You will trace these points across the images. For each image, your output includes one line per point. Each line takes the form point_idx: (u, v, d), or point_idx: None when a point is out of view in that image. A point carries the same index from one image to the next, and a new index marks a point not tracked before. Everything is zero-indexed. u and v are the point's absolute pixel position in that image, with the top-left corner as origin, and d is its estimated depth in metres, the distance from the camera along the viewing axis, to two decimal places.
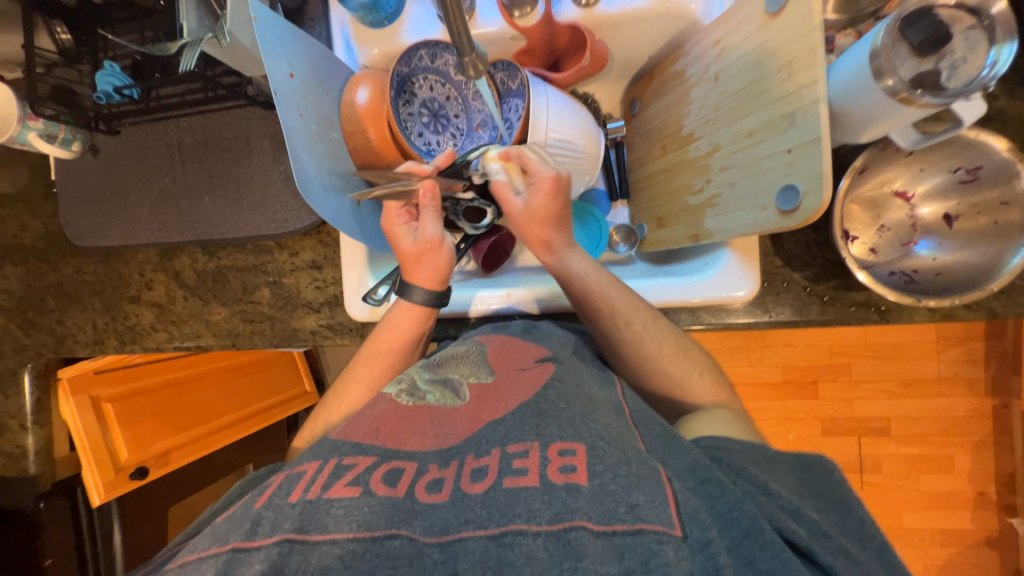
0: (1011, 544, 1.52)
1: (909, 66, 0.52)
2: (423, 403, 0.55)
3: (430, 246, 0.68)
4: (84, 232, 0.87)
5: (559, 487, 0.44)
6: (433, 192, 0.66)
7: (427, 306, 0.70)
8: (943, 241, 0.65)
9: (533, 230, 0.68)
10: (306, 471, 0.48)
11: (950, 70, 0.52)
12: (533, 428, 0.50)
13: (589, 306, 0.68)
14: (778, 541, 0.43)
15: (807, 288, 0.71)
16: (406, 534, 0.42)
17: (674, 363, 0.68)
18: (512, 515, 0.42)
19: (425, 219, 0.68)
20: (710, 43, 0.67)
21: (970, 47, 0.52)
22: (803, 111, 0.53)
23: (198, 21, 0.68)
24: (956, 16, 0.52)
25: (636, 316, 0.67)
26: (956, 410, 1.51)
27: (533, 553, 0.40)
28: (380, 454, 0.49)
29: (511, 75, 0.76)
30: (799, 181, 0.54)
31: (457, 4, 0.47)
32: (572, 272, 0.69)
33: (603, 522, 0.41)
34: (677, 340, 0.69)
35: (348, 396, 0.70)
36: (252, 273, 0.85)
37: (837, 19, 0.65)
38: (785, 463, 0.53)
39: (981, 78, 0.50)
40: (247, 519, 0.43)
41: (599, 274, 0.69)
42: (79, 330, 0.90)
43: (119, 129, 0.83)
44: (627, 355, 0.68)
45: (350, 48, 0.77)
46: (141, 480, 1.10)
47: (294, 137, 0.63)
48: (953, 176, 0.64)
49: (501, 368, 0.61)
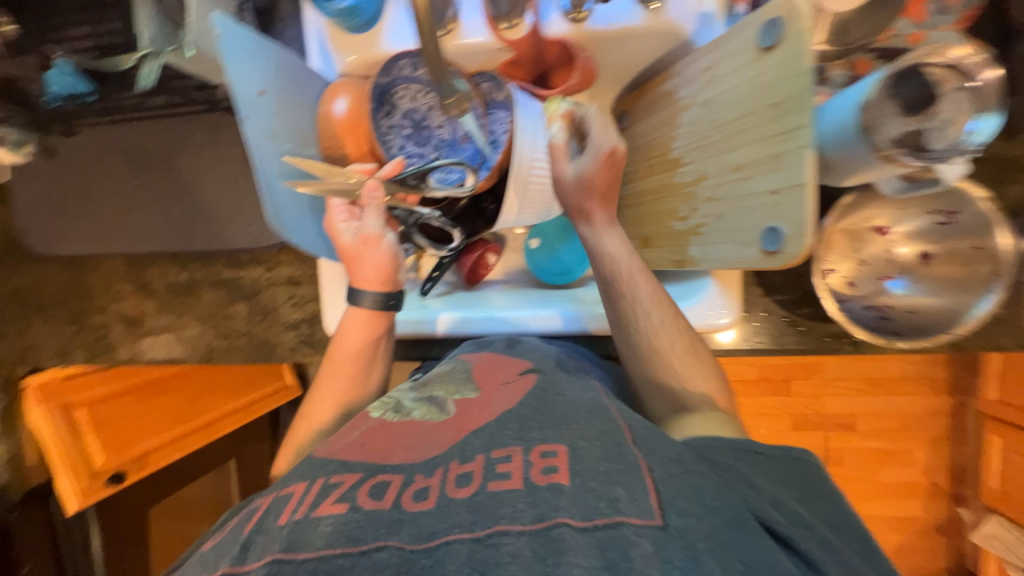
0: (956, 530, 1.64)
1: (897, 124, 0.50)
2: (408, 419, 0.56)
3: (370, 242, 0.64)
4: (46, 239, 0.82)
5: (542, 489, 0.42)
6: (379, 191, 0.63)
7: (378, 310, 0.65)
8: (917, 281, 0.66)
9: (577, 200, 0.64)
10: (294, 492, 0.47)
11: (936, 132, 0.51)
12: (516, 432, 0.48)
13: (611, 292, 0.64)
14: (757, 528, 0.41)
15: (785, 318, 0.72)
16: (394, 544, 0.40)
17: (686, 363, 0.61)
18: (496, 517, 0.40)
19: (370, 218, 0.63)
20: (703, 67, 0.65)
21: (958, 107, 0.51)
22: (790, 155, 0.52)
23: (159, 29, 0.62)
24: (946, 75, 0.50)
25: (659, 309, 0.62)
26: (918, 406, 1.59)
27: (518, 552, 0.38)
28: (366, 469, 0.48)
29: (497, 85, 0.74)
30: (783, 224, 0.54)
31: (438, 57, 0.48)
32: (605, 254, 0.64)
33: (586, 517, 0.40)
34: (690, 341, 0.63)
35: (316, 418, 0.64)
36: (227, 287, 0.82)
37: (829, 49, 0.64)
38: (769, 457, 0.51)
39: (961, 145, 0.51)
40: (238, 543, 0.44)
41: (631, 259, 0.63)
42: (44, 341, 0.87)
43: (76, 129, 0.78)
44: (643, 350, 0.62)
45: (326, 55, 0.73)
46: (120, 485, 1.06)
47: (264, 164, 0.58)
48: (931, 219, 0.64)
49: (485, 384, 0.61)
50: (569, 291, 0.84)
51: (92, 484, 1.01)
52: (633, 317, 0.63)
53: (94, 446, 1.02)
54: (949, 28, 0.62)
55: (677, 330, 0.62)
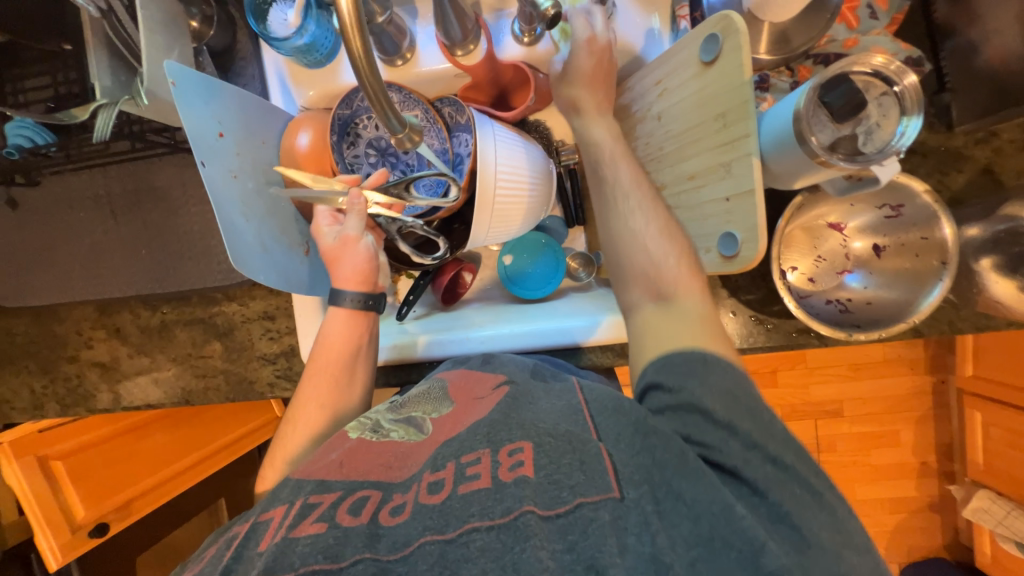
0: (949, 506, 1.67)
1: (829, 132, 0.55)
2: (387, 440, 0.54)
3: (348, 244, 0.64)
4: (11, 292, 0.81)
5: (509, 484, 0.44)
6: (360, 199, 0.62)
7: (358, 309, 0.66)
8: (872, 274, 0.69)
9: (564, 91, 0.67)
10: (274, 517, 0.46)
11: (866, 135, 0.55)
12: (485, 436, 0.50)
13: (595, 175, 0.65)
14: (704, 468, 0.43)
15: (753, 317, 0.74)
16: (370, 556, 0.41)
17: (661, 242, 0.59)
18: (466, 516, 0.43)
19: (351, 221, 0.63)
20: (653, 82, 0.67)
21: (885, 112, 0.54)
22: (738, 162, 0.54)
23: (113, 77, 0.62)
24: (870, 81, 0.54)
25: (638, 189, 0.62)
26: (901, 388, 1.62)
27: (486, 546, 0.41)
28: (344, 487, 0.47)
29: (458, 109, 0.75)
30: (737, 229, 0.56)
31: (383, 92, 0.41)
32: (590, 138, 0.65)
33: (548, 506, 0.43)
34: (673, 228, 0.60)
35: (300, 421, 0.64)
36: (201, 326, 0.82)
37: (771, 59, 0.66)
38: (723, 372, 0.50)
39: (891, 146, 0.51)
40: (217, 572, 0.42)
41: (615, 143, 0.64)
42: (15, 395, 0.85)
43: (40, 179, 0.77)
44: (621, 239, 0.61)
45: (288, 92, 0.74)
46: (102, 536, 1.04)
47: (226, 204, 0.58)
48: (880, 212, 0.67)
49: (461, 399, 0.60)
50: (547, 304, 0.85)
51: (73, 538, 1.00)
52: (614, 197, 0.62)
53: (75, 498, 1.00)
54: (881, 31, 0.65)
55: (656, 213, 0.60)
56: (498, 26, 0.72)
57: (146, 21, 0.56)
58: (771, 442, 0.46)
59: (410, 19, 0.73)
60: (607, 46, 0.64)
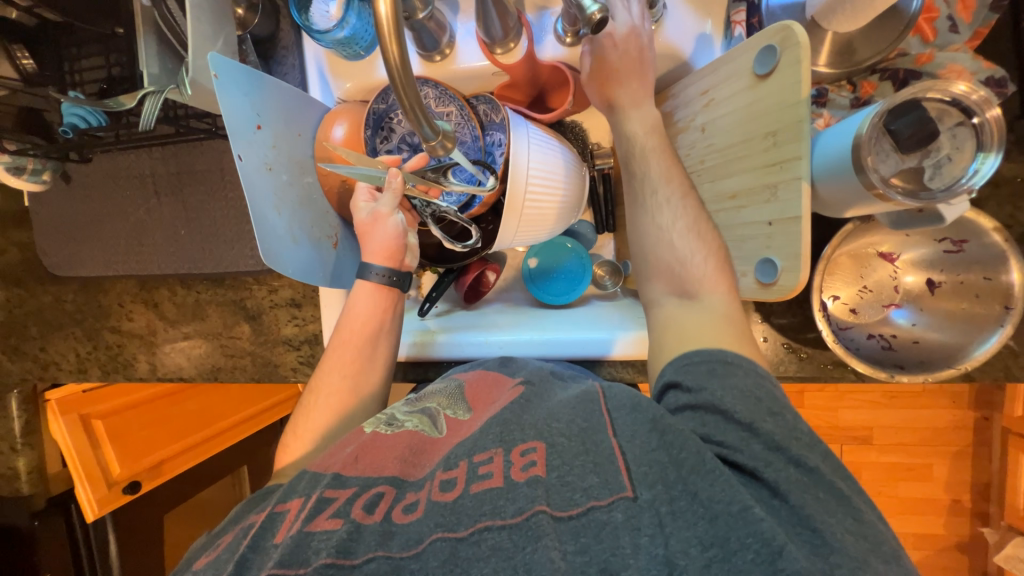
0: (980, 548, 1.58)
1: (891, 162, 0.51)
2: (401, 430, 0.55)
3: (380, 219, 0.64)
4: (62, 262, 0.86)
5: (522, 484, 0.43)
6: (397, 179, 0.62)
7: (386, 283, 0.66)
8: (922, 311, 0.64)
9: (595, 88, 0.64)
10: (289, 509, 0.46)
11: (935, 169, 0.50)
12: (498, 435, 0.49)
13: (626, 169, 0.63)
14: (721, 468, 0.41)
15: (786, 344, 0.70)
16: (383, 554, 0.41)
17: (690, 241, 0.57)
18: (477, 515, 0.42)
19: (385, 198, 0.63)
20: (699, 91, 0.64)
21: (958, 144, 0.49)
22: (785, 186, 0.51)
23: (160, 65, 0.63)
24: (945, 110, 0.50)
25: (667, 185, 0.59)
26: (940, 421, 1.52)
27: (498, 545, 0.40)
28: (360, 484, 0.47)
29: (494, 107, 0.73)
30: (778, 256, 0.53)
31: (417, 102, 0.41)
32: (623, 131, 0.63)
33: (561, 507, 0.42)
34: (703, 220, 0.58)
35: (322, 391, 0.64)
36: (232, 308, 0.84)
37: (831, 73, 0.61)
38: (746, 374, 0.47)
39: (959, 184, 0.48)
40: (233, 560, 0.43)
41: (650, 136, 0.62)
42: (62, 358, 0.91)
43: (90, 156, 0.80)
44: (646, 235, 0.60)
45: (326, 83, 0.74)
46: (135, 493, 1.11)
47: (260, 196, 0.59)
48: (939, 246, 0.62)
49: (478, 405, 0.59)
50: (569, 311, 0.84)
51: (109, 493, 1.06)
52: (643, 192, 0.61)
53: (111, 457, 1.06)
54: (961, 47, 0.59)
55: (687, 208, 0.58)
56: (540, 24, 0.70)
57: (193, 9, 0.57)
58: (795, 443, 0.43)
59: (451, 14, 0.71)
60: (641, 36, 0.60)
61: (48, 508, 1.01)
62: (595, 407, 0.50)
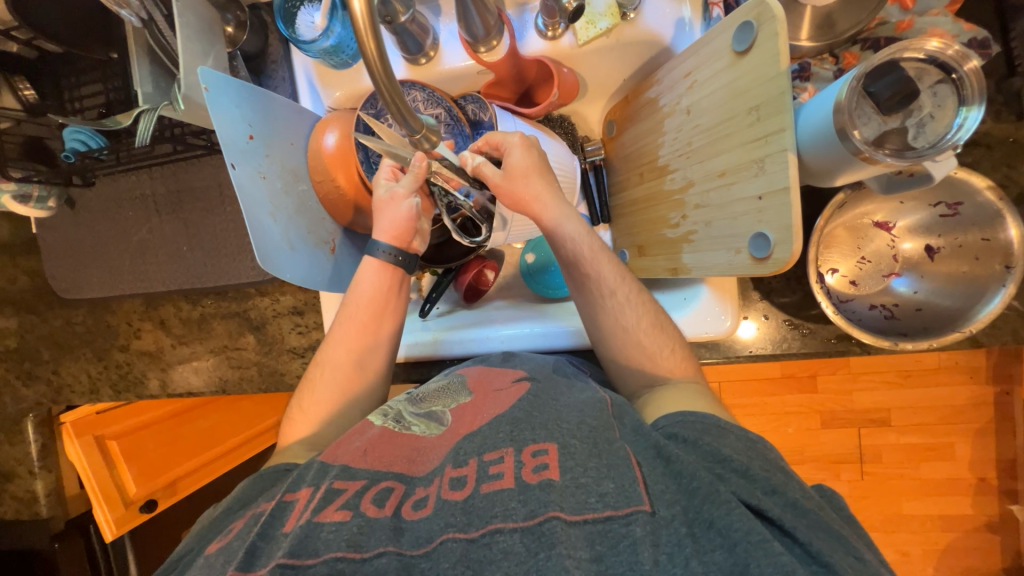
0: (1010, 527, 1.53)
1: (874, 125, 0.51)
2: (407, 432, 0.53)
3: (393, 199, 0.65)
4: (70, 285, 0.88)
5: (534, 486, 0.42)
6: (423, 164, 0.62)
7: (393, 264, 0.67)
8: (923, 278, 0.64)
9: (517, 188, 0.64)
10: (299, 499, 0.46)
11: (918, 128, 0.51)
12: (508, 435, 0.47)
13: (576, 272, 0.64)
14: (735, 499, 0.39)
15: (788, 321, 0.70)
16: (393, 550, 0.40)
17: (654, 339, 0.61)
18: (489, 516, 0.40)
19: (405, 180, 0.64)
20: (682, 74, 0.64)
21: (939, 102, 0.50)
22: (772, 158, 0.51)
23: (153, 83, 0.65)
24: (924, 69, 0.50)
25: (622, 286, 0.63)
26: (958, 398, 1.49)
27: (510, 549, 0.39)
28: (369, 477, 0.46)
29: (482, 106, 0.74)
30: (769, 230, 0.53)
31: (398, 95, 0.41)
32: (563, 234, 0.64)
33: (576, 511, 0.40)
34: (656, 315, 0.62)
35: (328, 363, 0.65)
36: (236, 319, 0.86)
37: (813, 46, 0.62)
38: (738, 435, 0.48)
39: (946, 139, 0.47)
40: (244, 548, 0.42)
41: (589, 239, 0.64)
42: (74, 379, 0.93)
43: (93, 179, 0.83)
44: (608, 329, 0.63)
45: (316, 94, 0.76)
46: (151, 512, 1.12)
47: (255, 204, 0.60)
48: (934, 210, 0.62)
49: (479, 389, 0.58)
50: (568, 303, 0.84)
51: (126, 513, 1.07)
52: (600, 296, 0.63)
53: (128, 476, 1.07)
54: (941, 11, 0.59)
55: (641, 308, 0.62)
56: (521, 21, 0.71)
57: (182, 27, 0.59)
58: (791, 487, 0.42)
59: (433, 17, 0.72)
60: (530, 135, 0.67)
61: (67, 528, 1.03)
62: (603, 410, 0.50)
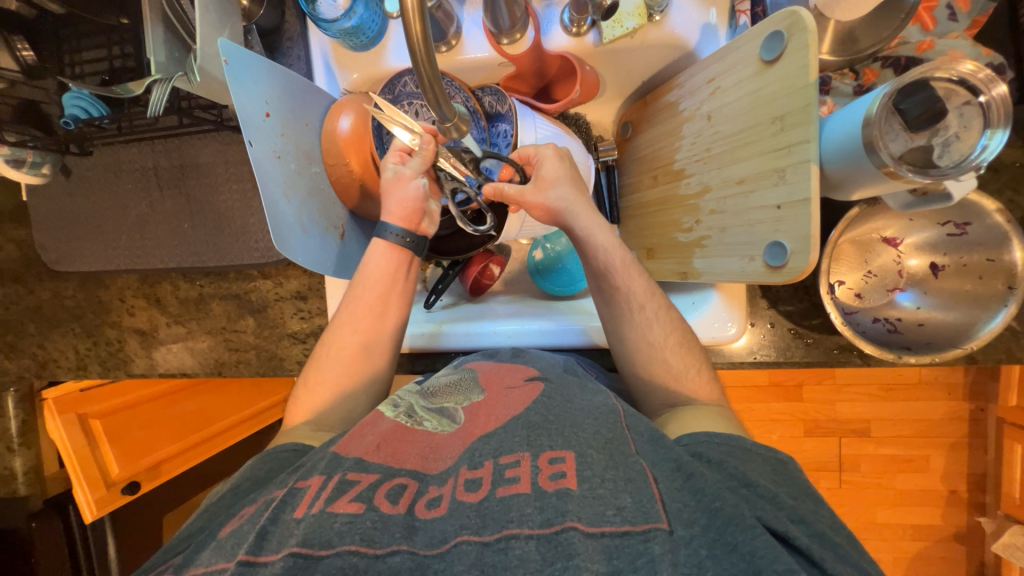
0: (977, 538, 1.59)
1: (901, 141, 0.53)
2: (419, 428, 0.52)
3: (400, 179, 0.64)
4: (60, 257, 0.84)
5: (550, 494, 0.41)
6: (430, 145, 0.62)
7: (404, 246, 0.66)
8: (927, 295, 0.66)
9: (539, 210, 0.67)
10: (310, 485, 0.45)
11: (943, 147, 0.52)
12: (524, 439, 0.47)
13: (606, 284, 0.64)
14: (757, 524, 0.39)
15: (792, 330, 0.71)
16: (407, 549, 0.40)
17: (680, 358, 0.61)
18: (505, 521, 0.40)
19: (414, 162, 0.64)
20: (705, 79, 0.65)
21: (965, 123, 0.51)
22: (794, 168, 0.52)
23: (167, 53, 0.63)
24: (952, 89, 0.51)
25: (651, 301, 0.63)
26: (936, 412, 1.54)
27: (525, 556, 0.38)
28: (383, 471, 0.46)
29: (499, 99, 0.73)
30: (787, 239, 0.53)
31: (437, 79, 0.40)
32: (594, 247, 0.65)
33: (593, 523, 0.39)
34: (683, 333, 0.63)
35: (334, 346, 0.64)
36: (236, 301, 0.84)
37: (835, 60, 0.62)
38: (760, 455, 0.49)
39: (970, 160, 0.49)
40: (255, 531, 0.42)
41: (621, 250, 0.64)
42: (61, 355, 0.90)
43: (91, 149, 0.79)
44: (633, 342, 0.63)
45: (330, 73, 0.75)
46: (134, 494, 1.08)
47: (271, 184, 0.58)
48: (942, 229, 0.63)
49: (492, 387, 0.58)
50: (574, 301, 0.84)
51: (107, 495, 1.03)
52: (629, 309, 0.63)
53: (110, 455, 1.03)
54: (960, 34, 0.61)
55: (671, 325, 0.63)
56: (546, 15, 0.70)
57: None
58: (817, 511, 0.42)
59: (458, 5, 0.71)
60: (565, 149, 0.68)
61: (45, 508, 0.99)
62: (617, 421, 0.50)
